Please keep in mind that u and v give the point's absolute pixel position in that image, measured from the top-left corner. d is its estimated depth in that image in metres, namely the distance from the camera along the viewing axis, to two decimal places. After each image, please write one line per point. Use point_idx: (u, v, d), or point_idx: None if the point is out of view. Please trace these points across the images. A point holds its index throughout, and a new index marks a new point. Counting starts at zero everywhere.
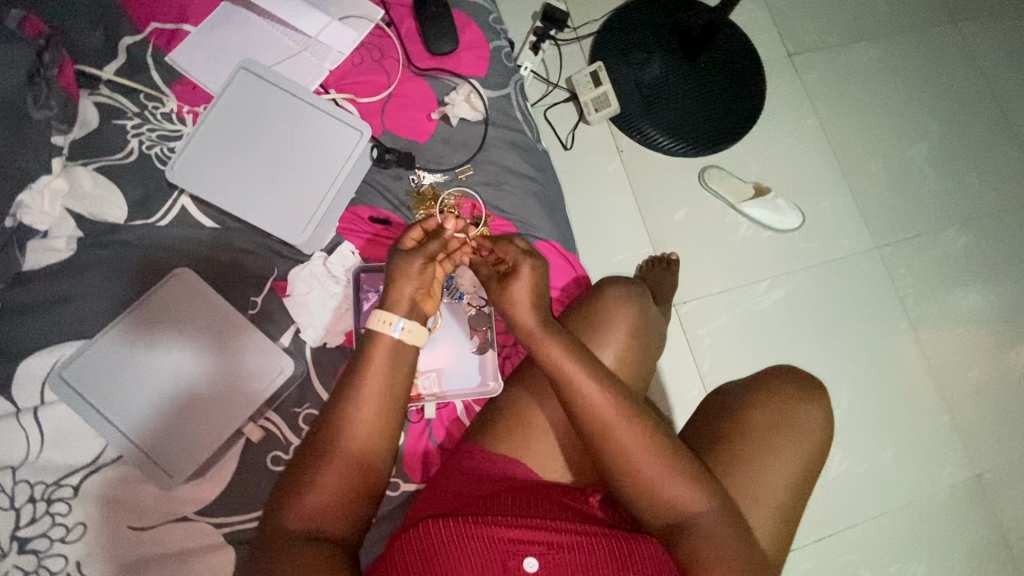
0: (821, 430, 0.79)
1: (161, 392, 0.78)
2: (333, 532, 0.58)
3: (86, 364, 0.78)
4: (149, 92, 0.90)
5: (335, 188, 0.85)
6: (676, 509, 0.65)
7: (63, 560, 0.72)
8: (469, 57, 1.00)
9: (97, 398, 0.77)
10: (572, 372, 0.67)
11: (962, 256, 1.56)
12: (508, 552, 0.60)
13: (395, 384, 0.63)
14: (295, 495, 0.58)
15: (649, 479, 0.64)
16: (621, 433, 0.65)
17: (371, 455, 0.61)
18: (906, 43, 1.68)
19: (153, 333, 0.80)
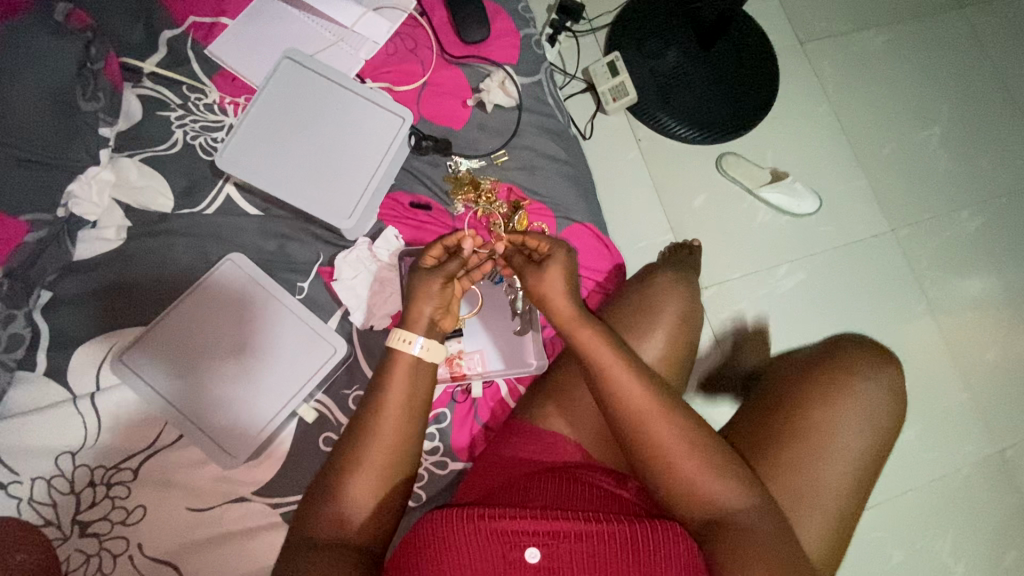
0: (888, 417, 0.78)
1: (215, 380, 0.79)
2: (354, 538, 0.63)
3: (139, 354, 0.78)
4: (191, 84, 0.91)
5: (379, 173, 0.85)
6: (712, 504, 0.65)
7: (125, 541, 0.74)
8: (501, 44, 1.01)
9: (154, 385, 0.78)
10: (607, 364, 0.69)
11: (976, 236, 1.58)
12: (508, 544, 0.62)
13: (413, 403, 0.68)
14: (321, 506, 0.64)
15: (682, 473, 0.66)
16: (655, 425, 0.67)
17: (389, 471, 0.66)
18: (915, 29, 1.71)
19: (209, 318, 0.81)
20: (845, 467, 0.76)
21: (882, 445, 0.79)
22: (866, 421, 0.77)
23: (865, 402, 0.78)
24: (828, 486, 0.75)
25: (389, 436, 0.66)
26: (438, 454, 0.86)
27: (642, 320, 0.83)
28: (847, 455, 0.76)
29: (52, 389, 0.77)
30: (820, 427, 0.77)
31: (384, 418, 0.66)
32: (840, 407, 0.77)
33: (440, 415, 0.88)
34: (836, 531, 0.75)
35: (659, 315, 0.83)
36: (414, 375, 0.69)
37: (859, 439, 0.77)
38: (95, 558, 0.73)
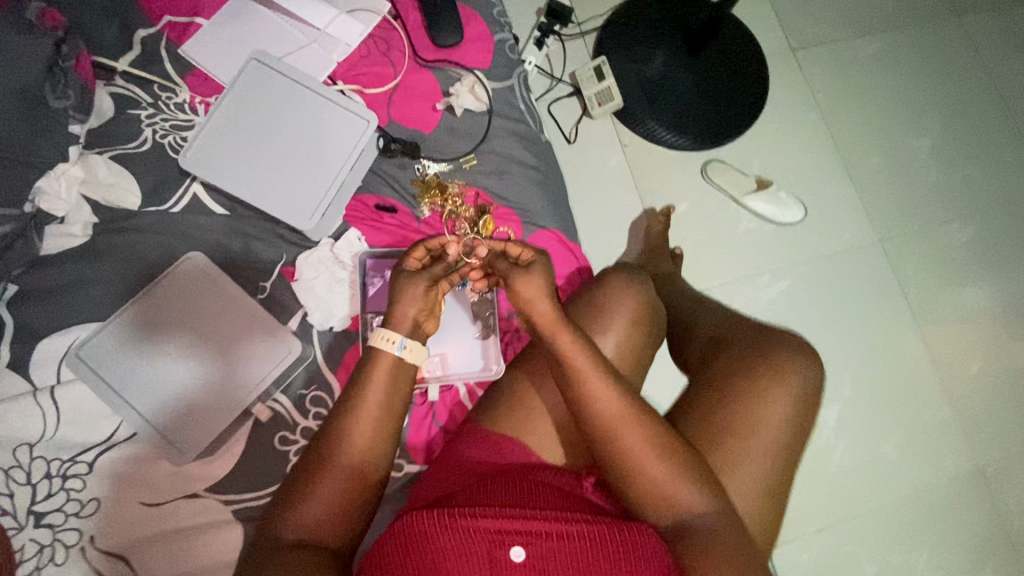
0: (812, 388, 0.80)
1: (179, 374, 0.82)
2: (326, 540, 0.62)
3: (104, 347, 0.81)
4: (163, 83, 0.93)
5: (341, 175, 0.87)
6: (679, 510, 0.65)
7: (78, 533, 0.75)
8: (474, 48, 1.02)
9: (117, 381, 0.80)
10: (585, 374, 0.68)
11: (965, 249, 1.56)
12: (494, 543, 0.61)
13: (393, 402, 0.68)
14: (295, 507, 0.63)
15: (652, 479, 0.66)
16: (627, 432, 0.66)
17: (366, 471, 0.66)
18: (910, 38, 1.69)
19: (167, 320, 0.83)
20: (772, 463, 0.76)
21: (807, 438, 0.79)
22: (790, 414, 0.78)
23: (790, 397, 0.78)
24: (757, 484, 0.75)
25: (366, 435, 0.66)
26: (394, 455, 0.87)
27: (594, 321, 0.83)
28: (775, 453, 0.76)
29: (12, 381, 0.78)
30: (748, 427, 0.76)
31: (362, 418, 0.66)
32: (768, 406, 0.77)
33: None
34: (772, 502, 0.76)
35: (614, 318, 0.83)
36: (395, 375, 0.69)
37: (784, 435, 0.77)
38: (48, 548, 0.74)
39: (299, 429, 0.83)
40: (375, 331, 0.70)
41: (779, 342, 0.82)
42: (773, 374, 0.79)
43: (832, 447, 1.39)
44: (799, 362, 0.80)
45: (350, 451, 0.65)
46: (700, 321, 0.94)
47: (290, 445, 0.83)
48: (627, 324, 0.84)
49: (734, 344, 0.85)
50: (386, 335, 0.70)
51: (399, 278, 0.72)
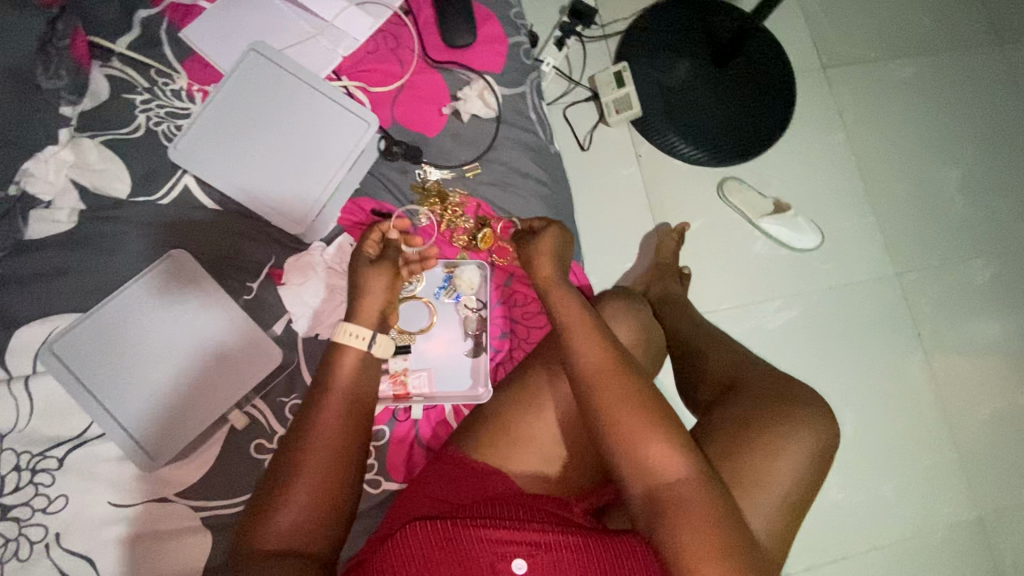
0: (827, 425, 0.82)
1: (157, 374, 0.79)
2: (310, 548, 0.58)
3: (79, 347, 0.78)
4: (160, 68, 0.89)
5: (336, 177, 0.84)
6: (654, 471, 0.61)
7: (44, 530, 0.73)
8: (486, 51, 0.97)
9: (94, 383, 0.77)
10: (572, 321, 0.69)
11: (984, 288, 1.50)
12: (494, 554, 0.60)
13: (360, 398, 0.66)
14: (266, 520, 0.58)
15: (632, 433, 0.62)
16: (610, 381, 0.64)
17: (337, 472, 0.61)
18: (947, 63, 1.61)
19: (141, 318, 0.80)
20: (784, 514, 0.76)
21: (815, 490, 0.81)
22: (805, 468, 0.79)
23: (812, 434, 0.80)
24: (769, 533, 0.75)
25: (332, 434, 0.62)
26: (372, 471, 0.84)
27: None
28: (787, 504, 0.77)
29: None
30: (766, 474, 0.76)
31: (328, 415, 0.62)
32: (785, 456, 0.78)
33: (378, 433, 0.85)
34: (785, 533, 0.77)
35: None
36: (363, 369, 0.67)
37: (796, 487, 0.78)
38: (12, 542, 0.72)
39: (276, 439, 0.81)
40: (339, 327, 0.69)
41: (799, 393, 0.83)
42: (792, 425, 0.80)
43: (828, 484, 1.35)
44: (819, 419, 0.81)
45: (318, 450, 0.61)
46: (712, 356, 0.95)
47: (266, 454, 0.80)
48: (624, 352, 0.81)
49: (754, 383, 0.86)
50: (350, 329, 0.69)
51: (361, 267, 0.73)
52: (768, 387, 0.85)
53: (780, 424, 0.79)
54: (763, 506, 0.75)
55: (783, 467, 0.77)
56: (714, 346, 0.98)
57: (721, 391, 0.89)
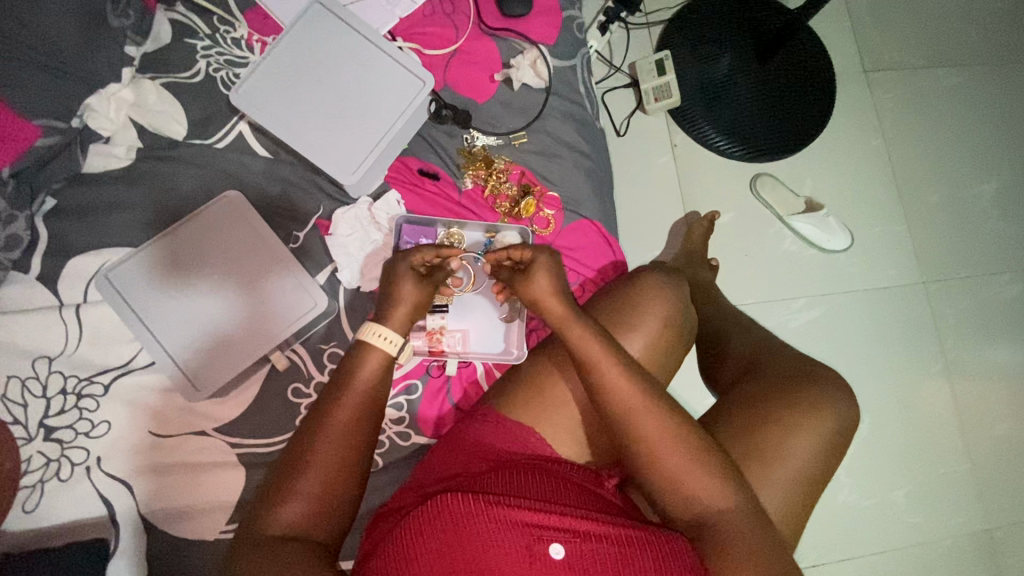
0: (847, 404, 0.83)
1: (187, 327, 0.80)
2: (316, 533, 0.57)
3: (124, 294, 0.80)
4: (223, 16, 0.91)
5: (389, 134, 0.85)
6: (699, 505, 0.63)
7: (85, 453, 0.75)
8: (540, 22, 0.98)
9: (134, 328, 0.79)
10: (599, 366, 0.67)
11: (1011, 304, 1.49)
12: (532, 536, 0.60)
13: (378, 394, 0.64)
14: (276, 505, 0.57)
15: (675, 469, 0.63)
16: (645, 420, 0.64)
17: (349, 467, 0.60)
18: (991, 75, 1.60)
19: (184, 264, 0.82)
20: (799, 491, 0.78)
21: (832, 470, 0.82)
22: (827, 442, 0.80)
23: (833, 413, 0.82)
24: (785, 506, 0.77)
25: (349, 428, 0.61)
26: (403, 424, 0.86)
27: (626, 320, 0.80)
28: (803, 480, 0.79)
29: (41, 294, 0.78)
30: (786, 448, 0.78)
31: (348, 408, 0.61)
32: (803, 434, 0.79)
33: (411, 387, 0.87)
34: (805, 502, 0.79)
35: (646, 319, 0.81)
36: (386, 373, 0.66)
37: (813, 465, 0.79)
38: (54, 463, 0.74)
39: (313, 383, 0.83)
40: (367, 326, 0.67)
41: (818, 371, 0.85)
42: (811, 405, 0.81)
43: (839, 485, 1.35)
44: (838, 395, 0.83)
45: (333, 443, 0.59)
46: (735, 339, 0.97)
47: (302, 398, 0.82)
48: (660, 327, 0.81)
49: (775, 364, 0.88)
50: (375, 330, 0.67)
51: (403, 277, 0.70)
52: (786, 369, 0.86)
53: (798, 404, 0.81)
54: (780, 478, 0.77)
55: (801, 444, 0.79)
56: (735, 329, 1.00)
57: (741, 371, 0.91)
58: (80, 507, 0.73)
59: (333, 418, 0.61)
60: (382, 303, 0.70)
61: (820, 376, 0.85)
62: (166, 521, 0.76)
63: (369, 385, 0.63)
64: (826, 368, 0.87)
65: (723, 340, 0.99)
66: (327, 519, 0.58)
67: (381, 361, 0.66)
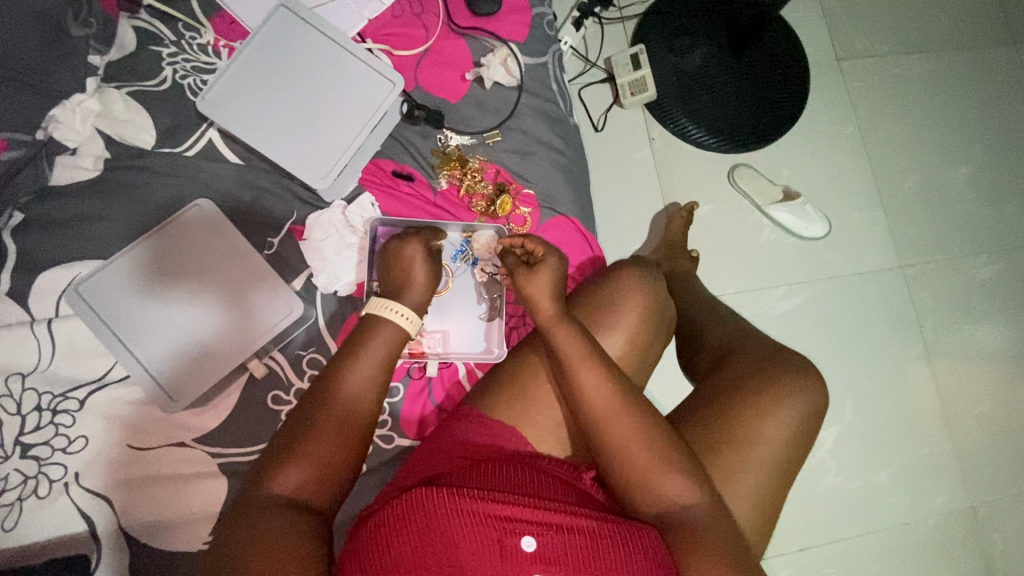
0: (819, 388, 0.84)
1: (183, 324, 0.80)
2: (314, 502, 0.57)
3: (122, 284, 0.80)
4: (188, 22, 0.90)
5: (361, 137, 0.85)
6: (665, 501, 0.65)
7: (63, 469, 0.74)
8: (510, 20, 0.98)
9: (124, 322, 0.79)
10: (577, 366, 0.69)
11: (987, 284, 1.52)
12: (504, 530, 0.60)
13: (384, 368, 0.65)
14: (276, 470, 0.56)
15: (646, 465, 0.65)
16: (619, 419, 0.67)
17: (350, 439, 0.60)
18: (962, 60, 1.62)
19: (164, 265, 0.81)
20: (772, 477, 0.79)
21: (803, 454, 0.83)
22: (800, 426, 0.82)
23: (806, 399, 0.83)
24: (758, 492, 0.78)
25: (356, 401, 0.61)
26: (386, 427, 0.86)
27: (604, 318, 0.81)
28: (777, 465, 0.80)
29: (11, 310, 0.77)
30: (759, 434, 0.79)
31: (353, 380, 0.62)
32: (774, 419, 0.80)
33: (393, 390, 0.87)
34: (780, 487, 0.80)
35: (624, 315, 0.81)
36: (394, 348, 0.66)
37: (785, 449, 0.80)
38: (32, 480, 0.73)
39: (293, 390, 0.83)
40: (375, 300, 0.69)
41: (790, 358, 0.87)
42: (781, 390, 0.82)
43: (825, 469, 1.37)
44: (809, 380, 0.84)
45: (339, 413, 0.60)
46: (712, 328, 0.98)
47: (282, 406, 0.82)
48: (637, 321, 0.82)
49: (749, 351, 0.89)
50: (387, 305, 0.68)
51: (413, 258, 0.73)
52: (758, 356, 0.88)
53: (768, 390, 0.82)
54: (754, 464, 0.78)
55: (773, 430, 0.80)
56: (712, 318, 1.01)
57: (715, 359, 0.92)
58: (58, 524, 0.73)
59: (341, 389, 0.61)
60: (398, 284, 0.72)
61: (792, 363, 0.86)
62: (146, 535, 0.75)
63: (379, 358, 0.64)
64: (799, 354, 0.89)
65: (700, 329, 1.00)
66: (328, 489, 0.58)
67: (398, 336, 0.68)
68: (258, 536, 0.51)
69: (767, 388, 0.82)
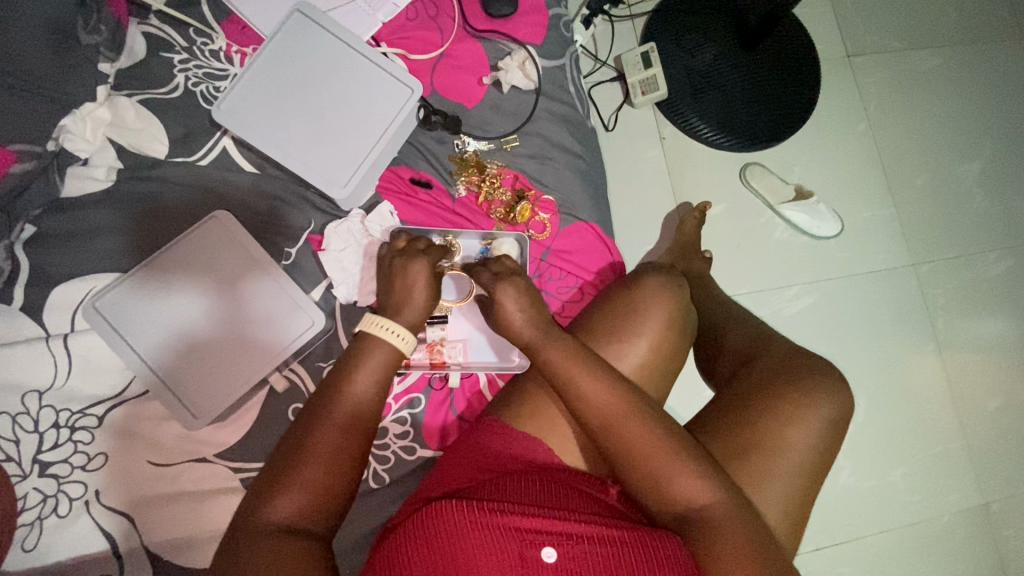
0: (842, 391, 0.84)
1: (192, 334, 0.79)
2: (312, 526, 0.55)
3: (122, 296, 0.77)
4: (199, 27, 0.88)
5: (380, 144, 0.83)
6: (682, 502, 0.62)
7: (83, 487, 0.73)
8: (526, 22, 0.97)
9: (129, 334, 0.77)
10: (573, 373, 0.66)
11: (999, 281, 1.52)
12: (523, 541, 0.59)
13: (381, 388, 0.62)
14: (272, 497, 0.54)
15: (659, 467, 0.63)
16: (625, 425, 0.64)
17: (349, 462, 0.58)
18: (972, 54, 1.61)
19: (170, 276, 0.79)
20: (800, 483, 0.78)
21: (829, 459, 0.82)
22: (824, 431, 0.81)
23: (829, 404, 0.82)
24: (787, 498, 0.77)
25: (350, 420, 0.59)
26: (408, 438, 0.85)
27: (626, 324, 0.80)
28: (805, 471, 0.79)
29: (25, 324, 0.75)
30: (785, 440, 0.79)
31: (350, 401, 0.60)
32: (798, 425, 0.80)
33: (414, 400, 0.86)
34: (807, 493, 0.79)
35: (648, 321, 0.80)
36: (391, 367, 0.63)
37: (811, 455, 0.79)
38: (51, 499, 0.72)
39: None
40: (366, 318, 0.64)
41: (812, 362, 0.86)
42: (805, 396, 0.81)
43: (839, 469, 1.37)
44: (832, 385, 0.83)
45: (336, 435, 0.58)
46: (732, 331, 0.97)
47: None
48: (661, 327, 0.81)
49: (770, 356, 0.89)
50: (381, 323, 0.64)
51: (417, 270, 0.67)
52: (780, 359, 0.87)
53: (792, 395, 0.81)
54: (781, 471, 0.77)
55: (798, 435, 0.79)
56: (731, 322, 1.00)
57: (736, 365, 0.91)
58: (80, 542, 0.72)
59: (334, 408, 0.59)
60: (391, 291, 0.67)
61: (813, 368, 0.85)
62: (166, 552, 0.74)
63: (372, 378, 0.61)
64: (821, 358, 0.88)
65: (719, 332, 0.99)
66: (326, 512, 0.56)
67: (391, 357, 0.64)
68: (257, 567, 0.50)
69: (790, 394, 0.81)
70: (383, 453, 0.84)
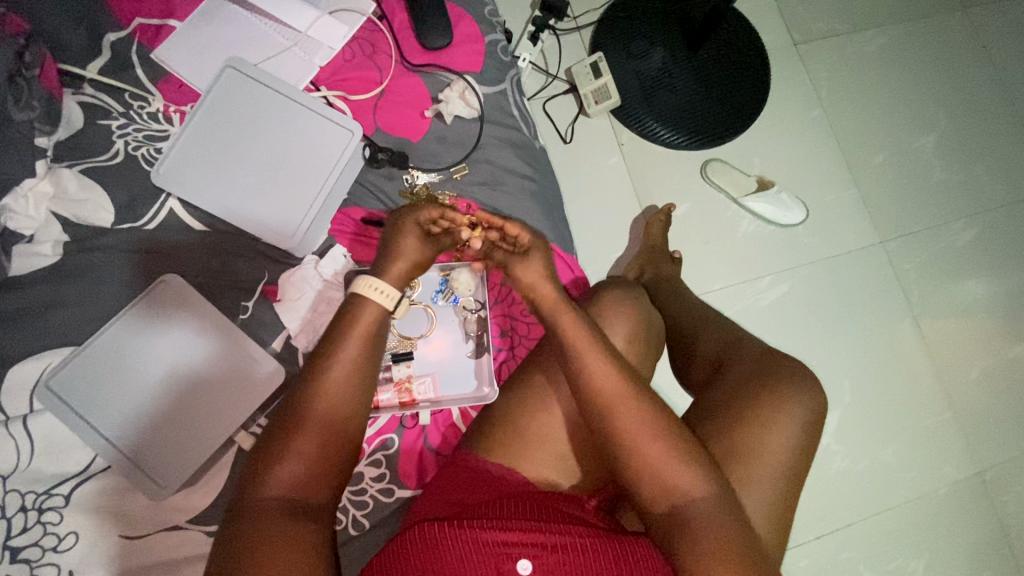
0: (814, 391, 0.84)
1: (177, 381, 0.80)
2: (312, 499, 0.57)
3: (79, 377, 0.77)
4: (134, 92, 0.89)
5: (326, 188, 0.86)
6: (673, 495, 0.63)
7: (55, 569, 0.71)
8: (463, 51, 0.98)
9: (89, 415, 0.76)
10: (586, 351, 0.68)
11: (968, 249, 1.53)
12: (501, 555, 0.59)
13: (368, 356, 0.65)
14: (268, 473, 0.56)
15: (654, 460, 0.63)
16: (626, 413, 0.65)
17: (342, 430, 0.60)
18: (916, 30, 1.64)
19: (127, 349, 0.79)
20: (780, 485, 0.78)
21: (809, 461, 0.82)
22: (801, 433, 0.81)
23: (802, 405, 0.82)
24: (767, 503, 0.77)
25: (342, 390, 0.62)
26: (385, 481, 0.84)
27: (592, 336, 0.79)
28: (785, 472, 0.78)
29: None
30: (762, 444, 0.78)
31: (341, 366, 0.62)
32: (773, 428, 0.79)
33: (387, 441, 0.85)
34: (788, 496, 0.79)
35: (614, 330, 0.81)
36: (381, 322, 0.67)
37: (790, 456, 0.79)
38: None
39: None
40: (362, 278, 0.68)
41: (783, 362, 0.86)
42: (779, 396, 0.81)
43: (831, 454, 1.37)
44: (805, 385, 0.84)
45: (326, 407, 0.60)
46: (703, 336, 0.97)
47: None
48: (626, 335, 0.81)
49: (742, 360, 0.88)
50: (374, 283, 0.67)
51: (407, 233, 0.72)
52: (753, 363, 0.87)
53: (767, 399, 0.81)
54: (761, 476, 0.77)
55: (777, 438, 0.79)
56: (703, 326, 1.00)
57: (710, 370, 0.91)
58: None
59: (325, 379, 0.61)
60: (381, 255, 0.72)
61: (785, 369, 0.85)
62: None
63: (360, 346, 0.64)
64: (793, 359, 0.88)
65: (692, 338, 0.99)
66: (325, 481, 0.58)
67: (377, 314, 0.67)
68: (256, 542, 0.51)
69: (765, 397, 0.81)
70: (361, 498, 0.83)
